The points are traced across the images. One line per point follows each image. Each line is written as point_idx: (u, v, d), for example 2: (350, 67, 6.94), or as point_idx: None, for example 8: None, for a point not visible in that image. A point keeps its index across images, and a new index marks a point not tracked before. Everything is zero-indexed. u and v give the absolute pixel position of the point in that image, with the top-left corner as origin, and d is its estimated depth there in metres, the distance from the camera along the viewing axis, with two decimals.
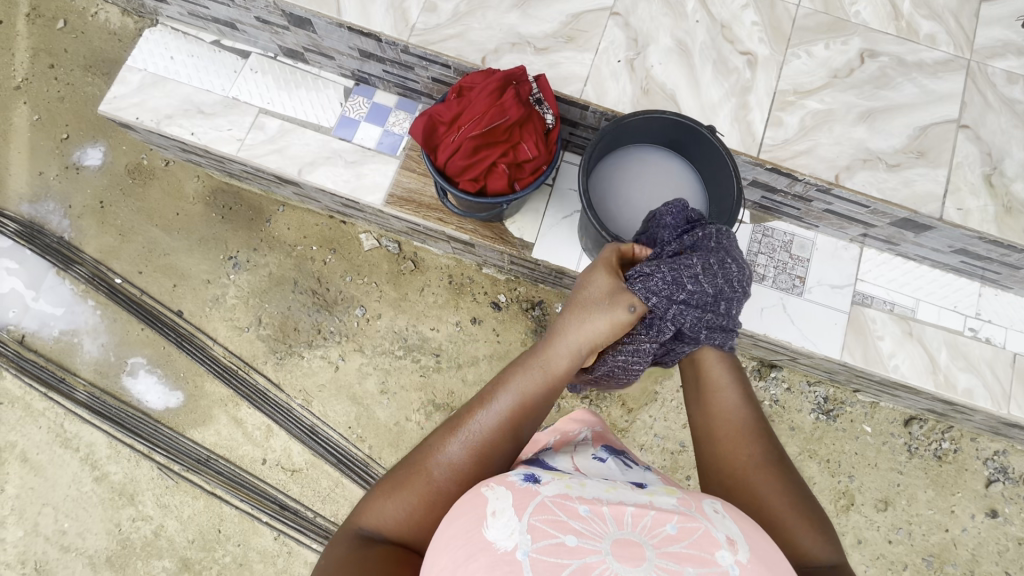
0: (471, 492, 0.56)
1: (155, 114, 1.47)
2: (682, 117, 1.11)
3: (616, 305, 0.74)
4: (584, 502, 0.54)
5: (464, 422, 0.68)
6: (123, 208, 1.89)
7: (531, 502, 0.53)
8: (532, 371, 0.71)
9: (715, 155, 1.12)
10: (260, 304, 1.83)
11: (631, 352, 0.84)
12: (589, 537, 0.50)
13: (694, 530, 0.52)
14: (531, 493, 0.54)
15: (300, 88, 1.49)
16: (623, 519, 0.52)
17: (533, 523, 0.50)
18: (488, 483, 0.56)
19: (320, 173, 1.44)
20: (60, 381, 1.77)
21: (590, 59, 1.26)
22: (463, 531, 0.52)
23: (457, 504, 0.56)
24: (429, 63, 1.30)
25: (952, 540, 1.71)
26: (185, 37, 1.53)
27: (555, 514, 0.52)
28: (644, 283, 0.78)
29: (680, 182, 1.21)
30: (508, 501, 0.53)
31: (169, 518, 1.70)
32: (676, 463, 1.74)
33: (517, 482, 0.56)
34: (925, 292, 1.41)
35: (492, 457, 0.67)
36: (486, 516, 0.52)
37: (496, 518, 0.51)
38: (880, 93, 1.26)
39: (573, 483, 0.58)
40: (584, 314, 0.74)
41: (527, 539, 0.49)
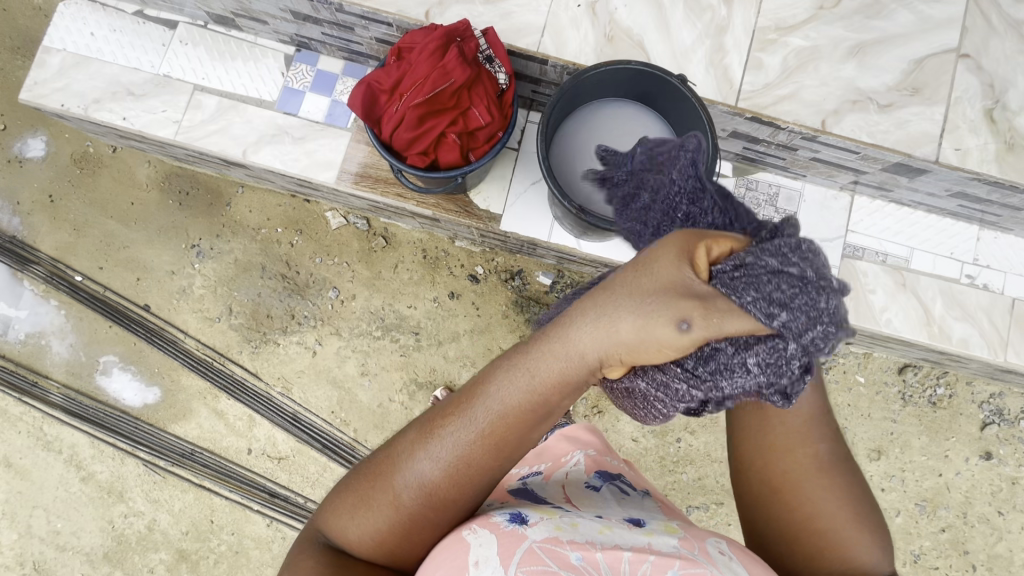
0: (452, 537, 0.52)
1: (82, 100, 1.35)
2: (649, 67, 1.00)
3: (657, 315, 0.46)
4: (575, 549, 0.49)
5: (437, 429, 0.53)
6: (74, 202, 1.79)
7: (518, 550, 0.49)
8: (531, 385, 0.51)
9: (689, 109, 1.02)
10: (228, 292, 1.76)
11: (666, 386, 0.55)
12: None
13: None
14: (518, 538, 0.50)
15: (236, 59, 1.36)
16: (619, 569, 0.48)
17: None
18: (471, 525, 0.52)
19: (266, 152, 1.33)
20: (33, 385, 1.73)
21: (546, 6, 1.13)
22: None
23: (437, 551, 0.51)
24: (370, 22, 1.16)
25: (945, 484, 1.71)
26: (104, 9, 1.37)
27: (544, 565, 0.47)
28: (754, 287, 0.47)
29: None
30: (493, 548, 0.49)
31: (161, 513, 1.70)
32: (666, 426, 1.72)
33: (503, 524, 0.52)
34: (920, 240, 1.32)
35: (478, 478, 0.54)
36: (468, 567, 0.48)
37: (479, 570, 0.47)
38: (872, 23, 1.13)
39: (565, 523, 0.54)
40: (609, 316, 0.48)
41: None
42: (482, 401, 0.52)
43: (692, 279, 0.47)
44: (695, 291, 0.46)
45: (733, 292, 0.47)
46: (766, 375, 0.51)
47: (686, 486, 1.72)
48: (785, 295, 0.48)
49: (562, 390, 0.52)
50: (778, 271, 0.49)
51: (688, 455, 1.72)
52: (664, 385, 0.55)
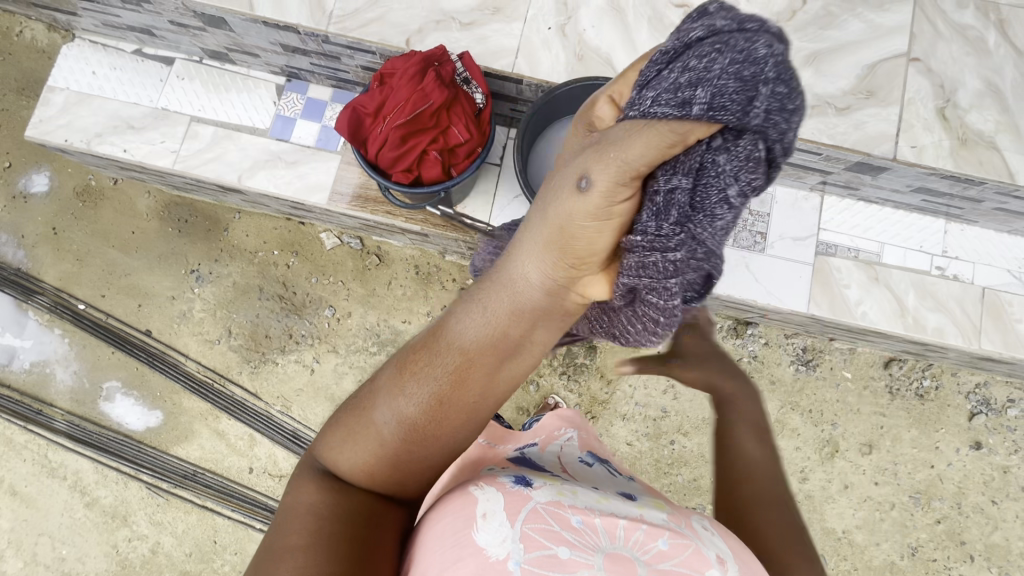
0: (459, 493, 0.54)
1: (84, 134, 1.42)
2: None
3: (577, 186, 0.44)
4: (576, 513, 0.52)
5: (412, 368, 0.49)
6: (77, 233, 1.85)
7: (524, 508, 0.51)
8: (490, 301, 0.48)
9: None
10: (228, 315, 1.81)
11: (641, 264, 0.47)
12: (582, 549, 0.49)
13: (687, 546, 0.51)
14: (524, 499, 0.53)
15: (231, 91, 1.44)
16: (615, 532, 0.51)
17: (525, 531, 0.49)
18: (478, 485, 0.54)
19: (261, 177, 1.40)
20: (38, 413, 1.76)
21: (519, 30, 1.20)
22: (453, 528, 0.50)
23: (446, 504, 0.53)
24: (355, 51, 1.23)
25: (937, 476, 1.73)
26: (105, 50, 1.46)
27: (548, 523, 0.50)
28: (651, 87, 0.42)
29: None
30: (501, 504, 0.51)
31: (165, 535, 1.72)
32: (659, 429, 1.75)
33: (508, 486, 0.55)
34: (891, 235, 1.38)
35: (461, 415, 0.49)
36: (476, 517, 0.50)
37: (487, 521, 0.49)
38: (825, 33, 1.20)
39: (565, 490, 0.57)
40: (541, 205, 0.46)
41: (519, 548, 0.47)
42: (452, 325, 0.48)
43: (594, 135, 0.45)
44: (605, 141, 0.43)
45: (643, 110, 0.41)
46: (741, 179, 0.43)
47: (682, 488, 1.75)
48: (702, 68, 0.40)
49: (518, 307, 0.48)
50: (709, 59, 0.40)
51: (682, 456, 1.74)
52: (653, 242, 0.46)
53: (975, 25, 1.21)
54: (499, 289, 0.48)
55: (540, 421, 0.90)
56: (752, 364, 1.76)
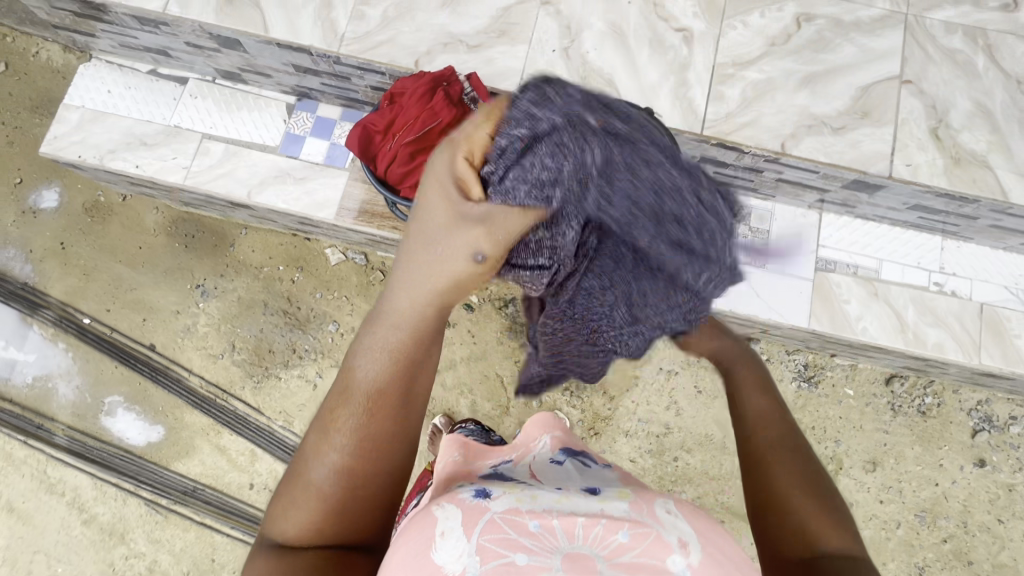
0: (421, 512, 0.56)
1: (98, 151, 1.45)
2: None
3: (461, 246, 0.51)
4: (534, 517, 0.53)
5: (332, 416, 0.53)
6: (85, 247, 1.87)
7: (481, 520, 0.53)
8: (397, 335, 0.53)
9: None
10: (232, 329, 1.82)
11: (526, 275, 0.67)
12: (539, 554, 0.50)
13: (646, 535, 0.52)
14: (482, 510, 0.54)
15: (242, 110, 1.47)
16: (574, 531, 0.52)
17: (483, 544, 0.51)
18: (439, 502, 0.56)
19: (270, 193, 1.42)
20: (39, 428, 1.76)
21: (524, 52, 1.24)
22: (412, 549, 0.52)
23: (406, 526, 0.55)
24: (364, 72, 1.26)
25: (943, 494, 1.72)
26: (121, 70, 1.50)
27: (505, 532, 0.52)
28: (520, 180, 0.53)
29: None
30: (457, 519, 0.53)
31: (163, 553, 1.69)
32: (662, 446, 1.74)
33: (467, 499, 0.57)
34: (888, 252, 1.40)
35: (384, 438, 0.53)
36: (435, 537, 0.52)
37: (445, 539, 0.51)
38: (820, 56, 1.25)
39: (526, 495, 0.58)
40: (431, 257, 0.52)
41: (476, 561, 0.49)
42: (356, 373, 0.53)
43: (464, 205, 0.51)
44: (479, 216, 0.51)
45: (507, 195, 0.52)
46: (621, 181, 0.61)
47: None
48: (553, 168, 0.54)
49: (424, 335, 0.53)
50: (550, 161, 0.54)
51: (686, 473, 1.73)
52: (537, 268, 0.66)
53: (964, 50, 1.26)
54: (402, 335, 0.53)
55: (522, 427, 0.91)
56: None
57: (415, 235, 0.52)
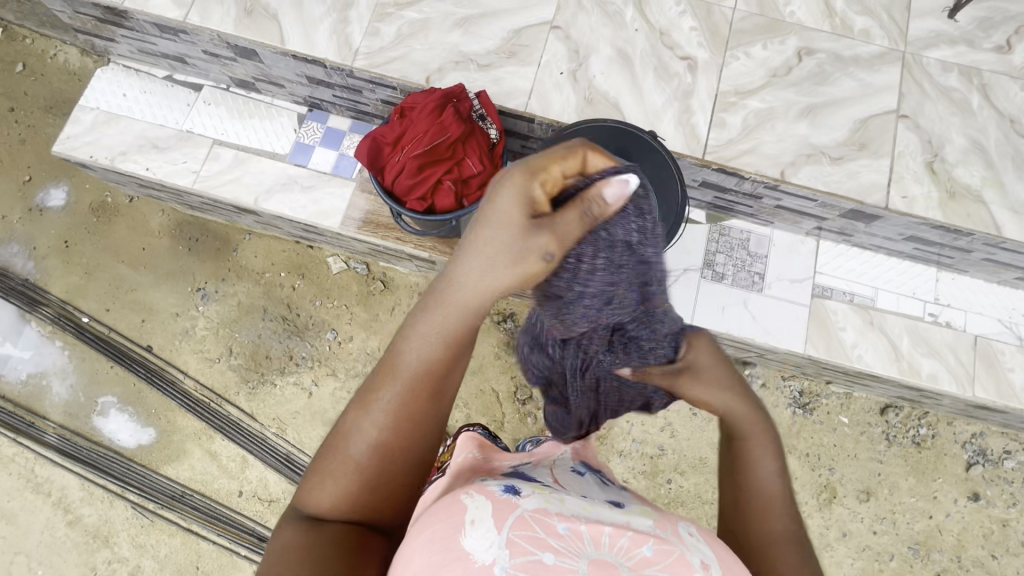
0: (446, 499, 0.53)
1: (109, 152, 1.47)
2: (621, 125, 1.16)
3: (524, 248, 0.52)
4: (563, 519, 0.51)
5: (374, 396, 0.53)
6: (88, 247, 1.89)
7: (511, 514, 0.50)
8: (446, 325, 0.53)
9: (659, 161, 1.16)
10: (230, 334, 1.82)
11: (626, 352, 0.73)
12: (567, 556, 0.47)
13: (673, 553, 0.50)
14: (511, 505, 0.51)
15: (254, 118, 1.50)
16: (601, 539, 0.50)
17: (512, 538, 0.47)
18: (466, 491, 0.53)
19: (277, 200, 1.44)
20: (29, 426, 1.74)
21: (533, 73, 1.27)
22: (438, 533, 0.48)
23: (429, 511, 0.51)
24: (376, 86, 1.29)
25: (936, 526, 1.70)
26: (137, 75, 1.53)
27: (533, 530, 0.49)
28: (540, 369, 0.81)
29: None
30: (487, 510, 0.50)
31: (146, 558, 1.66)
32: (656, 467, 1.74)
33: (496, 493, 0.54)
34: (884, 281, 1.42)
35: (426, 422, 0.53)
36: (463, 523, 0.48)
37: (475, 527, 0.47)
38: (820, 89, 1.28)
39: (552, 498, 0.55)
40: (490, 254, 0.52)
41: (505, 555, 0.46)
42: (401, 353, 0.53)
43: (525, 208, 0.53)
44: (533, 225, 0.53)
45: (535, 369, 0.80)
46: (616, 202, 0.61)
47: None
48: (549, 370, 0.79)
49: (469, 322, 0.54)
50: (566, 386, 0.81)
51: (679, 496, 1.72)
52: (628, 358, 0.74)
53: (959, 88, 1.30)
54: (445, 316, 0.53)
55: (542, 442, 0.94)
56: None
57: (487, 228, 0.52)
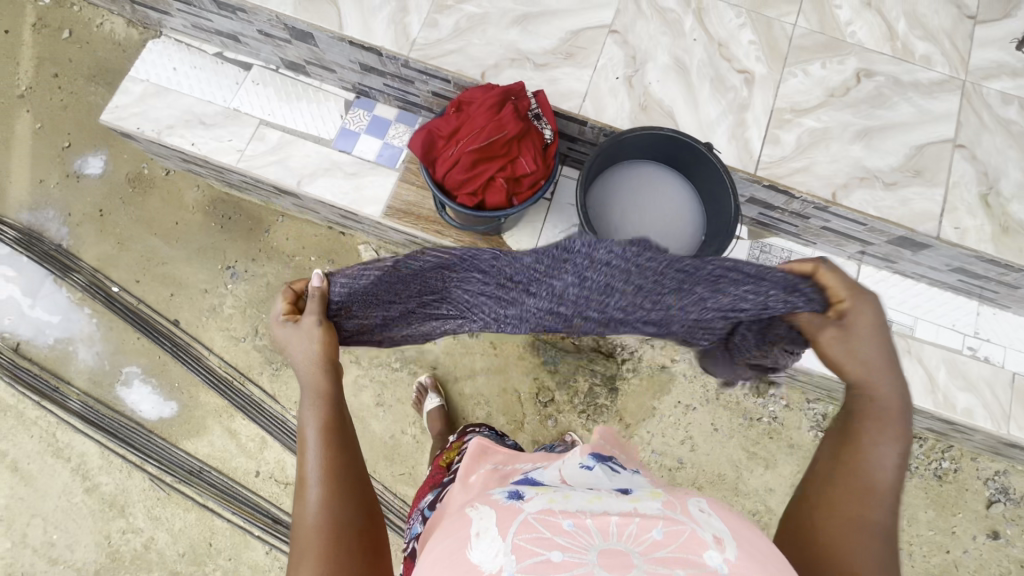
0: (460, 517, 0.61)
1: (156, 124, 1.47)
2: (679, 135, 1.12)
3: (308, 335, 0.78)
4: (567, 516, 0.54)
5: (305, 480, 0.70)
6: (122, 217, 1.90)
7: (515, 520, 0.55)
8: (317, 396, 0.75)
9: (716, 176, 1.13)
10: (257, 314, 1.83)
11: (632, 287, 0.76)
12: (574, 550, 0.50)
13: (680, 534, 0.52)
14: (516, 511, 0.56)
15: (301, 101, 1.50)
16: (608, 530, 0.53)
17: (518, 543, 0.52)
18: (475, 508, 0.60)
19: (319, 184, 1.44)
20: (54, 390, 1.75)
21: (589, 76, 1.26)
22: (454, 549, 0.55)
23: (447, 531, 0.60)
24: (429, 77, 1.29)
25: (952, 562, 1.69)
26: (189, 49, 1.53)
27: (539, 531, 0.53)
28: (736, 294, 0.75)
29: (680, 213, 1.22)
30: (492, 521, 0.56)
31: (160, 531, 1.67)
32: (673, 480, 1.73)
33: (501, 503, 0.60)
34: (924, 310, 1.41)
35: (344, 465, 0.71)
36: (471, 536, 0.55)
37: (480, 539, 0.54)
38: (876, 112, 1.27)
39: (558, 497, 0.59)
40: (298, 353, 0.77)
41: (512, 559, 0.50)
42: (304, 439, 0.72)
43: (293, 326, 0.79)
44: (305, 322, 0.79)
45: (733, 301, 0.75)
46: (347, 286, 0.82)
47: None
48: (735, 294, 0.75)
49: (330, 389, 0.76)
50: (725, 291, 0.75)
51: None
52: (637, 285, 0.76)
53: (1018, 121, 1.28)
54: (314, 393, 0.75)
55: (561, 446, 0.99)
56: (771, 425, 1.76)
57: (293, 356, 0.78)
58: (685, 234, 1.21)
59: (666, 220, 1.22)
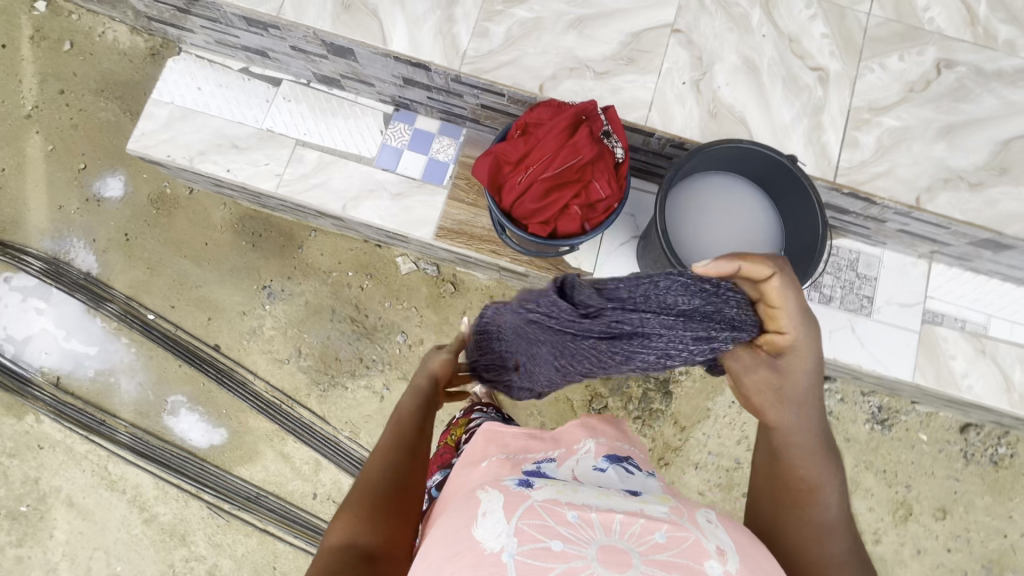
0: (468, 497, 0.62)
1: (187, 151, 1.39)
2: (760, 148, 1.06)
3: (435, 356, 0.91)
4: (573, 509, 0.57)
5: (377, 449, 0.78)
6: (150, 241, 1.83)
7: (522, 505, 0.57)
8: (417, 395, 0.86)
9: (799, 191, 1.07)
10: (298, 334, 1.79)
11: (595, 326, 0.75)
12: (575, 542, 0.53)
13: (683, 540, 0.55)
14: (523, 497, 0.59)
15: (337, 117, 1.41)
16: (611, 526, 0.55)
17: (521, 527, 0.55)
18: (484, 489, 0.62)
19: (365, 207, 1.37)
20: (101, 424, 1.72)
21: (653, 83, 1.18)
22: (460, 529, 0.57)
23: (454, 509, 0.61)
24: (482, 92, 1.21)
25: (1010, 546, 1.70)
26: (212, 66, 1.44)
27: (544, 519, 0.56)
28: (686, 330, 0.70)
29: (751, 232, 1.16)
30: (500, 504, 0.58)
31: (224, 557, 1.67)
32: (731, 480, 1.72)
33: (511, 488, 0.62)
34: (996, 307, 1.37)
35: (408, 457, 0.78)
36: (478, 515, 0.57)
37: (487, 518, 0.56)
38: (959, 106, 1.19)
39: (565, 489, 0.62)
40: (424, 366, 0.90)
41: (514, 542, 0.53)
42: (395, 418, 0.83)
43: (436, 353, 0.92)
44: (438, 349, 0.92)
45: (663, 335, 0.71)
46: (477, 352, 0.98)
47: None
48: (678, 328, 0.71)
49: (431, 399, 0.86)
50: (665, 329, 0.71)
51: None
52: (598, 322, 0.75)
53: None
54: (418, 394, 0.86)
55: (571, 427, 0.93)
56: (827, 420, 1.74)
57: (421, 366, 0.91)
58: (764, 249, 1.15)
59: (744, 234, 1.16)
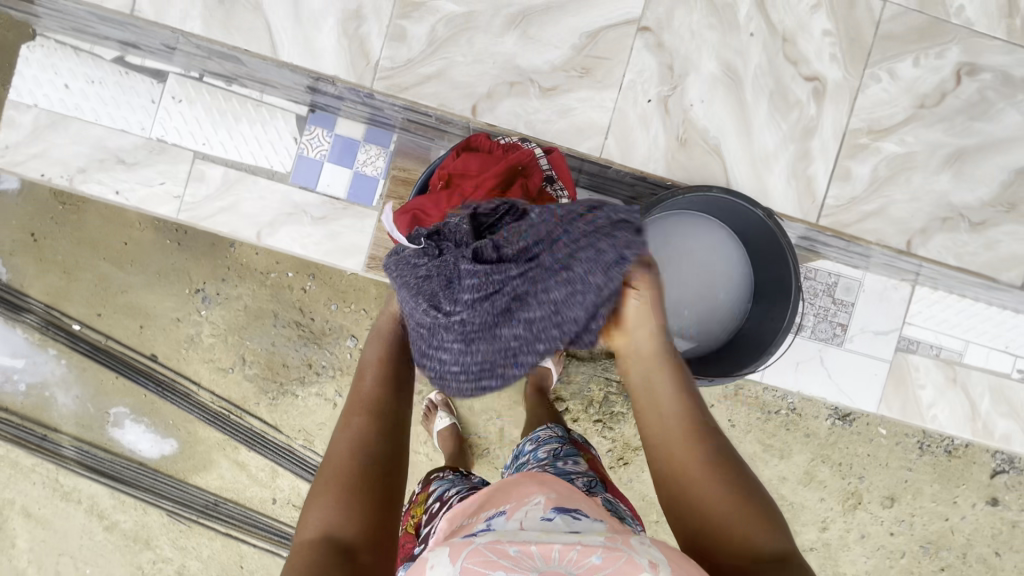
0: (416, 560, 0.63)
1: (64, 168, 1.17)
2: (742, 200, 0.91)
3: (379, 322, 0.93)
4: (513, 543, 0.60)
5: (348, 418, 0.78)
6: (61, 242, 1.63)
7: (466, 549, 0.61)
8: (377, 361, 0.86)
9: (777, 262, 0.94)
10: (240, 341, 1.67)
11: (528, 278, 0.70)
12: (516, 570, 0.57)
13: (618, 558, 0.59)
14: (467, 543, 0.62)
15: (241, 122, 1.18)
16: (550, 555, 0.59)
17: (466, 565, 0.58)
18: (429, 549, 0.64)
19: (283, 235, 1.19)
20: (43, 438, 1.66)
21: (612, 100, 0.96)
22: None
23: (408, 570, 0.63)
24: (404, 110, 0.99)
25: (950, 527, 1.78)
26: (78, 55, 1.16)
27: (487, 555, 0.59)
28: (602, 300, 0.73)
29: (719, 294, 1.03)
30: (444, 555, 0.61)
31: (190, 558, 1.70)
32: None
33: (457, 539, 0.65)
34: (976, 333, 1.28)
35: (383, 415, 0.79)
36: (426, 569, 0.60)
37: (434, 570, 0.59)
38: (974, 125, 1.00)
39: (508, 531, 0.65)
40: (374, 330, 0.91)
41: None
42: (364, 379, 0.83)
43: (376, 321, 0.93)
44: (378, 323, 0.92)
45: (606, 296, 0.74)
46: (401, 264, 0.77)
47: None
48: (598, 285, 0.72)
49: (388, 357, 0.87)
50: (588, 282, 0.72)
51: None
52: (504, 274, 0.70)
53: None
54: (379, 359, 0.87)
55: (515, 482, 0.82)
56: (789, 417, 1.73)
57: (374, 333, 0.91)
58: (727, 305, 1.03)
59: (705, 286, 1.04)
